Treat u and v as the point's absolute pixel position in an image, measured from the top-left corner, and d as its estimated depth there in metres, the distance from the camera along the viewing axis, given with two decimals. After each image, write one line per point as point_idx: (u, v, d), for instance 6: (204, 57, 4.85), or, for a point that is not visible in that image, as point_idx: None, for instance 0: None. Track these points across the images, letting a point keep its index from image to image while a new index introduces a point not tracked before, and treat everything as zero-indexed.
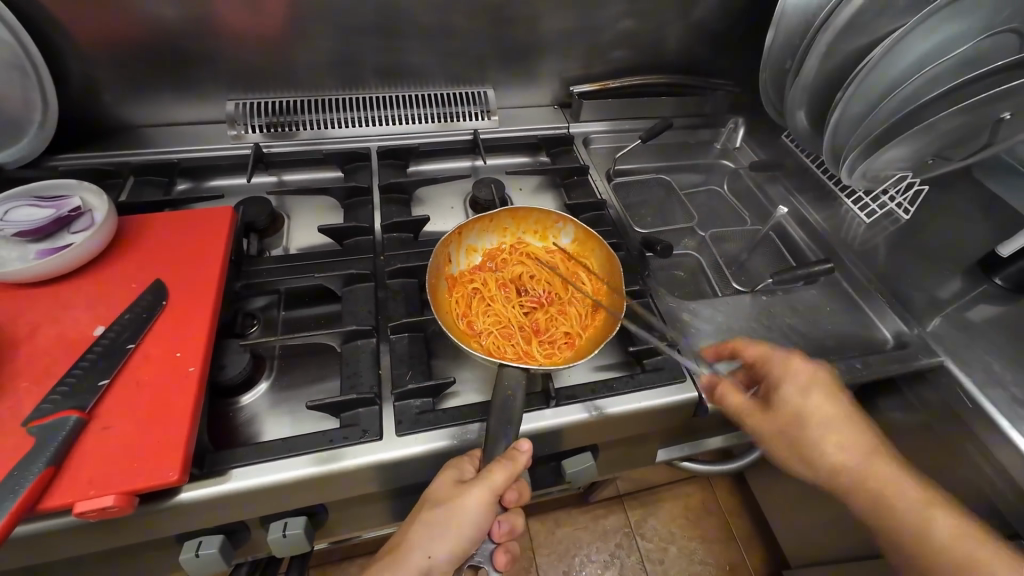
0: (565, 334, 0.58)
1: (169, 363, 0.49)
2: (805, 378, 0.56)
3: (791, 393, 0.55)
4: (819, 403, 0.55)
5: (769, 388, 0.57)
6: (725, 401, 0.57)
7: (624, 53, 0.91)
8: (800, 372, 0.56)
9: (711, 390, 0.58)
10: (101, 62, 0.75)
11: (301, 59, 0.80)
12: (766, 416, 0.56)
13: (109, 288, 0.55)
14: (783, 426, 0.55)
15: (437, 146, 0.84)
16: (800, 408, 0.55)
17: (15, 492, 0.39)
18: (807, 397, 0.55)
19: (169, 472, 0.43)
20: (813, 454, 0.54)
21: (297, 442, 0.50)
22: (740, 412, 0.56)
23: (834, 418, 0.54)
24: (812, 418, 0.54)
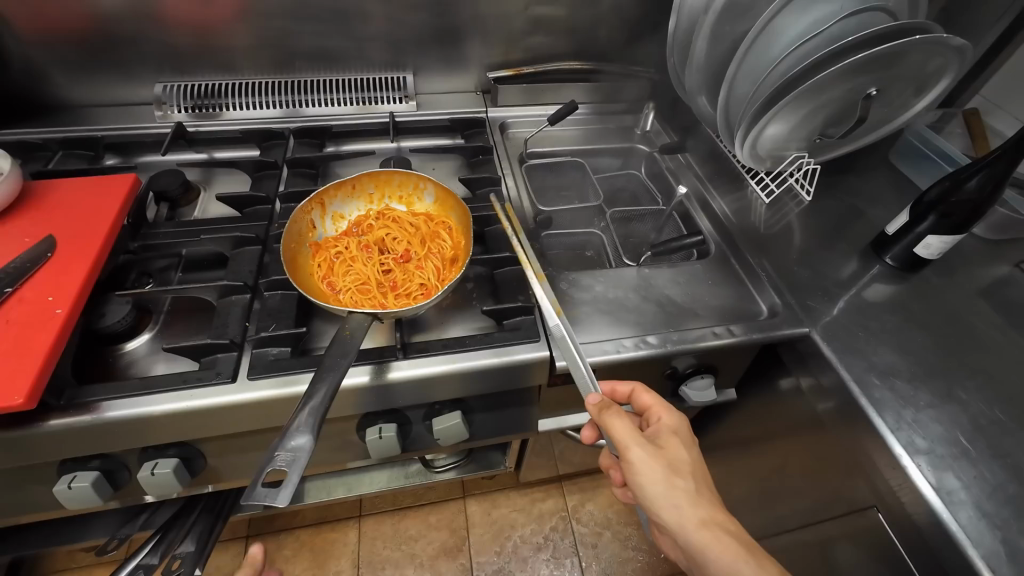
0: (420, 285, 0.65)
1: (40, 306, 0.54)
2: (686, 433, 0.59)
3: (677, 439, 0.57)
4: (695, 456, 0.57)
5: (660, 429, 0.59)
6: (614, 428, 0.54)
7: (540, 40, 0.95)
8: (684, 426, 0.60)
9: (599, 416, 0.55)
10: (36, 45, 0.81)
11: (223, 43, 0.86)
12: (655, 453, 0.55)
13: (4, 240, 0.60)
14: (668, 467, 0.54)
15: (352, 127, 0.88)
16: (683, 456, 0.56)
17: None
18: (686, 447, 0.57)
19: (16, 397, 0.47)
20: (687, 499, 0.53)
21: (155, 381, 0.55)
22: (630, 443, 0.54)
23: (703, 471, 0.56)
24: (693, 468, 0.55)
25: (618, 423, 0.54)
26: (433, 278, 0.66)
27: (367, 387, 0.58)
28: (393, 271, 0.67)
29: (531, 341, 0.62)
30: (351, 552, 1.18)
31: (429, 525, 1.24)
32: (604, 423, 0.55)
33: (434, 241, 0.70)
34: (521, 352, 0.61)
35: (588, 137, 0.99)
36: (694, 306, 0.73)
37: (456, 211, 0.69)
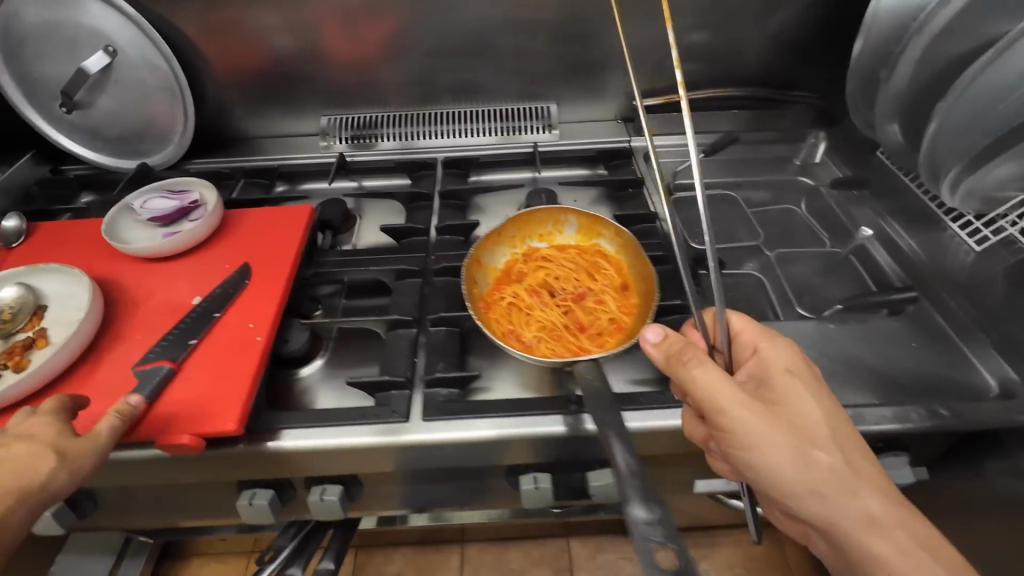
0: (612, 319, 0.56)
1: (244, 332, 0.58)
2: (799, 368, 0.51)
3: (794, 381, 0.49)
4: (826, 405, 0.49)
5: (765, 369, 0.51)
6: (690, 378, 0.46)
7: (691, 65, 0.89)
8: (799, 359, 0.51)
9: (677, 371, 0.47)
10: (229, 84, 0.90)
11: (383, 79, 0.90)
12: (768, 410, 0.47)
13: (209, 266, 0.66)
14: (793, 426, 0.47)
15: (497, 158, 0.89)
16: (808, 408, 0.48)
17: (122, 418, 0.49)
18: (808, 397, 0.49)
19: (230, 422, 0.50)
20: (830, 472, 0.45)
21: (336, 414, 0.56)
22: (718, 393, 0.45)
23: (839, 431, 0.47)
24: (826, 422, 0.47)
25: (706, 378, 0.45)
26: (618, 305, 0.58)
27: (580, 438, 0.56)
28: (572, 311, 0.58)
29: None
30: None
31: (532, 561, 1.20)
32: (687, 381, 0.46)
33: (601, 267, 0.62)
34: None
35: (738, 169, 0.93)
36: (892, 372, 0.62)
37: (607, 225, 0.62)
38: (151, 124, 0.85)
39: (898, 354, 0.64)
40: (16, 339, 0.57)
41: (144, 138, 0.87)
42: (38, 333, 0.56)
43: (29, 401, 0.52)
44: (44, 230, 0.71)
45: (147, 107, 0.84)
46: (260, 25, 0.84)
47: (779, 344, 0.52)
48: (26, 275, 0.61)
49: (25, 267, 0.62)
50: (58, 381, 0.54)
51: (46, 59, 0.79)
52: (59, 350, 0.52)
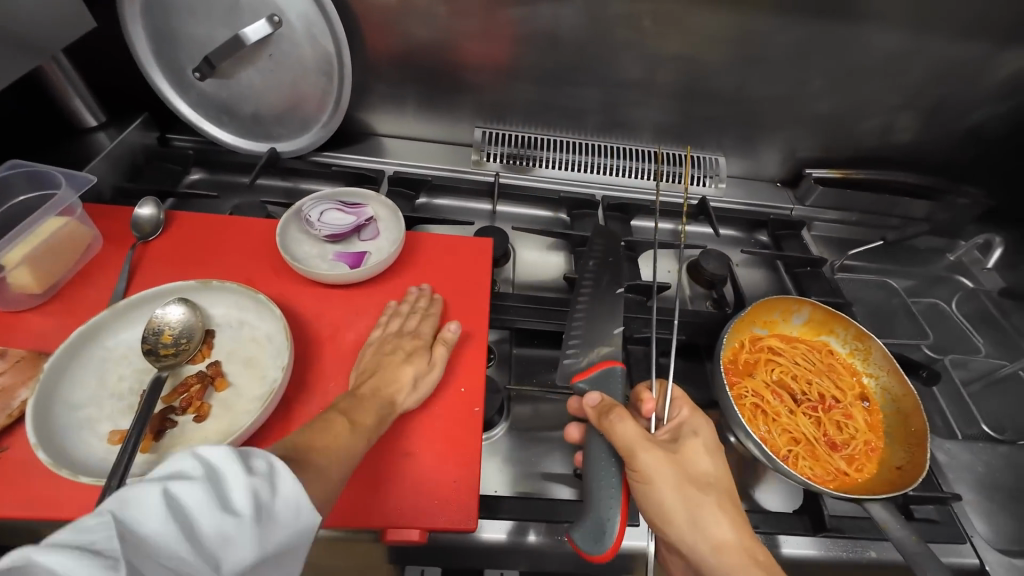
0: (862, 435, 0.52)
1: (457, 398, 0.50)
2: (712, 438, 0.47)
3: (696, 441, 0.46)
4: (718, 466, 0.45)
5: (680, 428, 0.48)
6: (616, 433, 0.44)
7: (875, 143, 0.86)
8: (714, 431, 0.48)
9: (603, 415, 0.46)
10: (382, 76, 0.81)
11: (552, 100, 0.83)
12: (668, 458, 0.44)
13: (395, 302, 0.57)
14: (680, 478, 0.43)
15: (664, 207, 0.83)
16: (703, 462, 0.45)
17: (355, 504, 0.42)
18: (706, 457, 0.45)
19: (468, 520, 0.43)
20: (716, 543, 0.41)
21: (562, 508, 0.51)
22: (638, 447, 0.43)
23: (720, 485, 0.44)
24: (709, 480, 0.44)
25: (622, 427, 0.44)
26: (863, 419, 0.54)
27: (821, 565, 0.51)
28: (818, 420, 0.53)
29: (954, 544, 0.52)
30: None
31: None
32: (604, 428, 0.45)
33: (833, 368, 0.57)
34: (944, 556, 0.51)
35: (895, 254, 0.90)
36: None
37: (844, 324, 0.58)
38: (295, 108, 0.75)
39: None
40: (187, 374, 0.47)
41: (281, 121, 0.77)
42: (218, 371, 0.46)
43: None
44: (186, 223, 0.60)
45: (294, 90, 0.74)
46: (442, 19, 0.74)
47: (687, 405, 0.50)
48: (192, 289, 0.51)
49: (190, 281, 0.51)
50: (250, 438, 0.44)
51: (195, 15, 0.67)
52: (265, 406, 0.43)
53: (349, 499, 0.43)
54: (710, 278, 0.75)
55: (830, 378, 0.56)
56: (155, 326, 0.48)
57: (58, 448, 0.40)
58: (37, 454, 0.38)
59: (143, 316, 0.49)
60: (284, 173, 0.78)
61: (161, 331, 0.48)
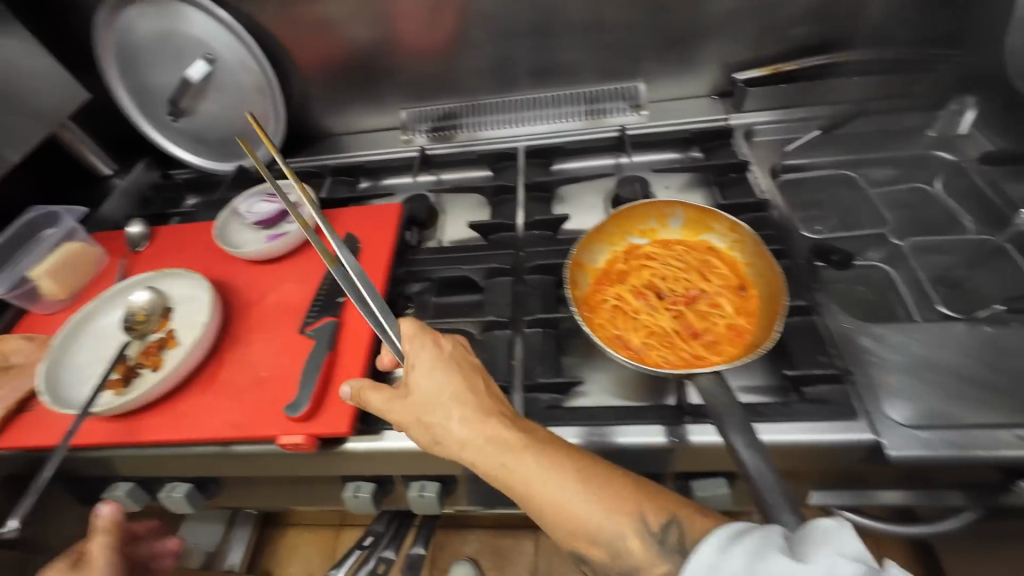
0: (729, 324, 0.52)
1: (349, 333, 0.59)
2: (431, 354, 0.48)
3: (417, 373, 0.48)
4: (442, 382, 0.47)
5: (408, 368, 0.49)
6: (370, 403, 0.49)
7: (806, 27, 0.79)
8: (430, 351, 0.49)
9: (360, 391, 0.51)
10: (317, 83, 0.93)
11: (463, 67, 0.89)
12: (401, 405, 0.48)
13: (310, 267, 0.68)
14: (422, 420, 0.47)
15: (583, 143, 0.85)
16: (429, 388, 0.47)
17: (258, 421, 0.53)
18: (428, 377, 0.47)
19: (342, 425, 0.52)
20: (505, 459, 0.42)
21: None
22: (379, 406, 0.49)
23: (448, 395, 0.46)
24: (441, 403, 0.46)
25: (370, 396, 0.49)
26: (734, 307, 0.53)
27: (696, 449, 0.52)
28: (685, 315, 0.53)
29: (845, 419, 0.50)
30: (530, 563, 1.20)
31: None
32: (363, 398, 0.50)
33: (710, 267, 0.57)
34: (832, 431, 0.49)
35: (859, 142, 0.81)
36: None
37: (719, 219, 0.57)
38: (248, 126, 0.90)
39: None
40: (150, 339, 0.61)
41: (241, 140, 0.92)
42: (171, 334, 0.60)
43: (169, 396, 0.57)
44: (164, 233, 0.77)
45: (243, 112, 0.88)
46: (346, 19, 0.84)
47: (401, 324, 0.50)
48: (153, 278, 0.66)
49: (150, 272, 0.67)
50: (191, 377, 0.58)
51: (157, 68, 0.84)
52: (189, 351, 0.56)
53: (254, 418, 0.54)
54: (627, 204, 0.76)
55: (703, 274, 0.56)
56: (130, 309, 0.64)
57: (61, 395, 0.56)
58: (42, 398, 0.55)
59: (122, 302, 0.65)
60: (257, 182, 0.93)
61: (136, 312, 0.63)
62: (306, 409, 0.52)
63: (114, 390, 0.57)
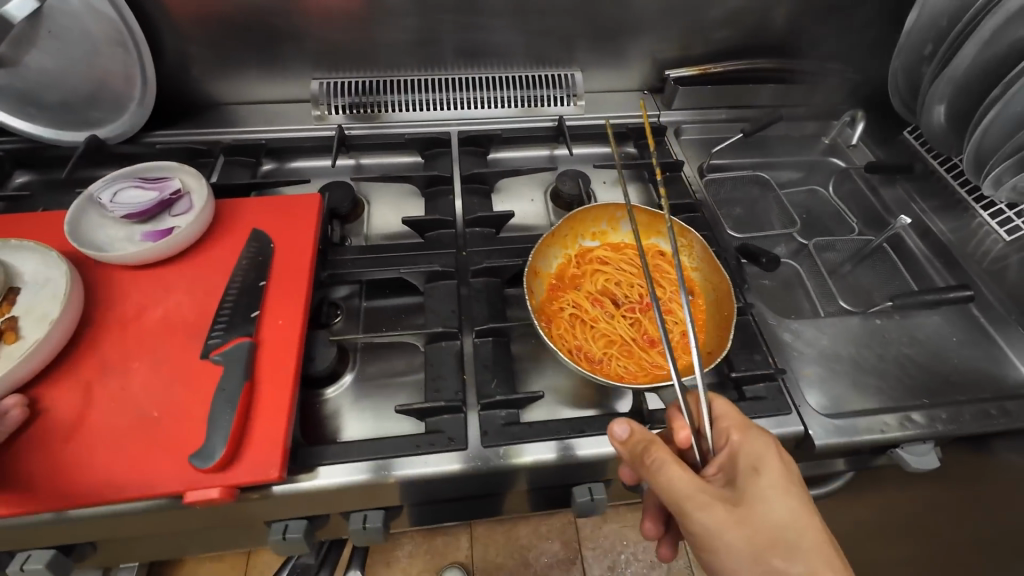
0: (683, 331, 0.53)
1: (271, 355, 0.50)
2: (774, 463, 0.44)
3: (763, 483, 0.42)
4: (797, 508, 0.41)
5: (735, 463, 0.45)
6: (657, 479, 0.43)
7: (730, 31, 0.82)
8: (773, 455, 0.44)
9: (640, 462, 0.44)
10: (194, 39, 0.75)
11: (384, 37, 0.77)
12: (731, 514, 0.41)
13: (206, 272, 0.56)
14: (750, 538, 0.40)
15: (520, 132, 0.80)
16: (777, 511, 0.41)
17: (150, 476, 0.43)
18: (778, 499, 0.42)
19: (271, 469, 0.43)
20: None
21: (386, 446, 0.50)
22: (694, 506, 0.42)
23: (807, 539, 0.40)
24: (789, 532, 0.40)
25: (669, 472, 0.43)
26: (686, 313, 0.55)
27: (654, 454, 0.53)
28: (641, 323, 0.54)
29: (778, 415, 0.54)
30: (465, 554, 1.20)
31: (541, 535, 1.24)
32: (647, 470, 0.44)
33: (661, 271, 0.58)
34: (770, 428, 0.53)
35: (767, 145, 0.88)
36: (944, 369, 0.63)
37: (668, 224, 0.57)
38: (102, 87, 0.71)
39: (943, 347, 0.65)
40: None
41: (94, 105, 0.73)
42: (9, 325, 0.48)
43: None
44: None
45: (96, 70, 0.70)
46: None
47: (717, 402, 0.48)
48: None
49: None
50: (33, 382, 0.47)
51: None
52: (30, 352, 0.45)
53: (144, 472, 0.43)
54: (570, 200, 0.74)
55: (655, 280, 0.57)
56: None
57: None
58: None
59: None
60: (116, 159, 0.74)
61: None
62: (219, 458, 0.42)
63: None
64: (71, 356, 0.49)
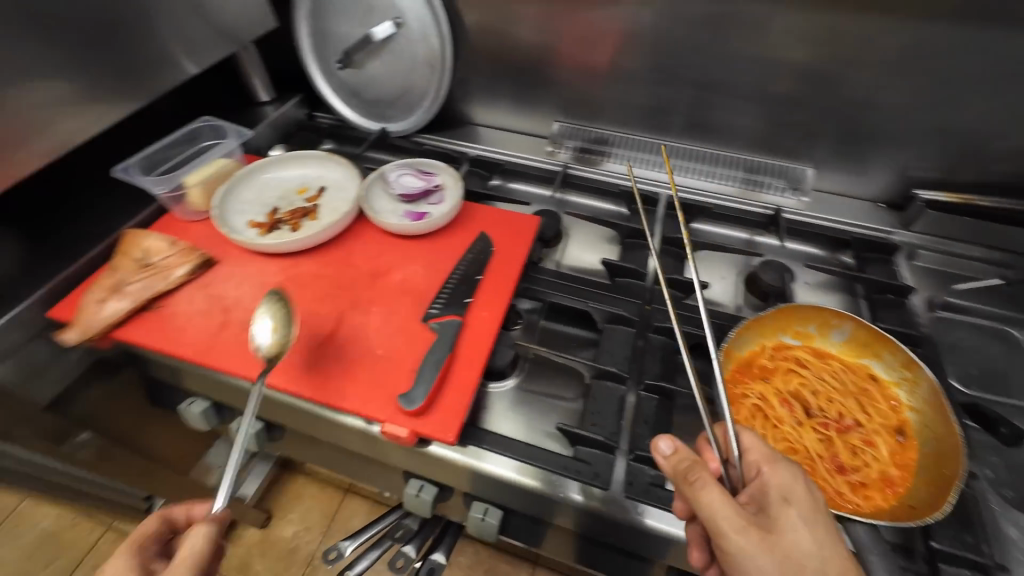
0: (882, 470, 0.48)
1: (472, 340, 0.58)
2: (805, 493, 0.40)
3: (796, 514, 0.39)
4: (825, 540, 0.38)
5: (767, 493, 0.40)
6: (700, 502, 0.39)
7: (1012, 166, 0.73)
8: (806, 487, 0.40)
9: (680, 480, 0.40)
10: (478, 72, 0.92)
11: (630, 99, 0.86)
12: (765, 541, 0.38)
13: (438, 255, 0.67)
14: (784, 569, 0.37)
15: (730, 211, 0.81)
16: (806, 541, 0.38)
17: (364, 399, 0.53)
18: (810, 531, 0.38)
19: (449, 433, 0.50)
20: None
21: (536, 454, 0.54)
22: (731, 531, 0.38)
23: (840, 573, 0.37)
24: (821, 566, 0.37)
25: (708, 494, 0.38)
26: (889, 453, 0.50)
27: None
28: (830, 441, 0.50)
29: None
30: None
31: None
32: (686, 489, 0.40)
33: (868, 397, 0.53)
34: None
35: None
36: None
37: (892, 349, 0.53)
38: (404, 94, 0.91)
39: None
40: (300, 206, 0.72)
41: (393, 105, 0.94)
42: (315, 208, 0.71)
43: (289, 257, 0.67)
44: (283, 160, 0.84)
45: (404, 80, 0.90)
46: (538, 19, 0.82)
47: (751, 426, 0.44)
48: (322, 159, 0.78)
49: (321, 153, 0.78)
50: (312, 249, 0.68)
51: (343, 18, 0.86)
52: (322, 230, 0.66)
53: (361, 394, 0.53)
54: (765, 289, 0.71)
55: (858, 403, 0.53)
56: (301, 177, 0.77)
57: (224, 217, 0.69)
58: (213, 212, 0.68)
59: (295, 167, 0.78)
60: (390, 148, 0.94)
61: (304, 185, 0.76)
62: (419, 406, 0.50)
63: (260, 231, 0.69)
64: (335, 285, 0.64)
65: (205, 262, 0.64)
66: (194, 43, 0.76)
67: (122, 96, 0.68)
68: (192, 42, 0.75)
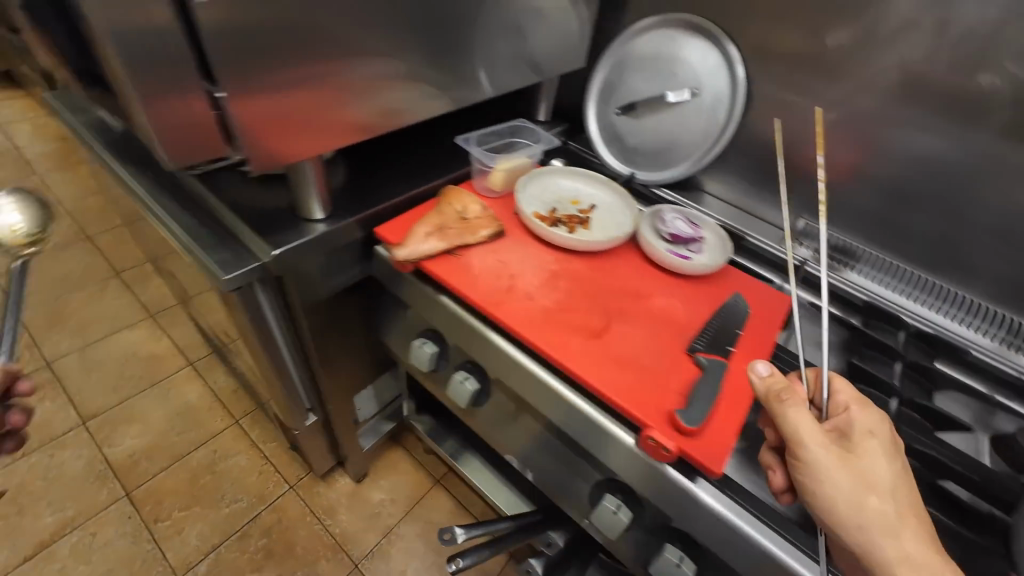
0: None
1: (736, 388, 0.59)
2: (886, 434, 0.50)
3: (872, 444, 0.49)
4: (897, 471, 0.47)
5: (851, 425, 0.51)
6: (784, 414, 0.50)
7: None
8: (887, 431, 0.50)
9: (770, 400, 0.51)
10: (740, 152, 0.98)
11: (895, 221, 0.85)
12: (843, 457, 0.47)
13: (697, 298, 0.71)
14: (851, 474, 0.47)
15: (987, 364, 0.76)
16: (881, 466, 0.47)
17: (636, 400, 0.56)
18: (883, 458, 0.48)
19: (717, 465, 0.52)
20: (879, 519, 0.45)
21: (779, 521, 0.52)
22: (807, 436, 0.48)
23: (895, 488, 0.47)
24: (888, 484, 0.46)
25: (797, 413, 0.49)
26: None
27: None
28: None
29: None
30: None
31: None
32: (773, 407, 0.51)
33: None
34: None
35: None
36: None
37: None
38: (665, 152, 0.98)
39: None
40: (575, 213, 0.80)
41: (646, 157, 1.00)
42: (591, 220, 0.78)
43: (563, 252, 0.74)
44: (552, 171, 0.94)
45: (671, 140, 0.96)
46: (831, 127, 0.85)
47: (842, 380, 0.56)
48: (598, 181, 0.87)
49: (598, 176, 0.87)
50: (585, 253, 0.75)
51: (642, 75, 0.96)
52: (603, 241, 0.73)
53: (632, 395, 0.56)
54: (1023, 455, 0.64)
55: None
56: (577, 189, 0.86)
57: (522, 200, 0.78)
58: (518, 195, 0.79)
59: (573, 179, 0.87)
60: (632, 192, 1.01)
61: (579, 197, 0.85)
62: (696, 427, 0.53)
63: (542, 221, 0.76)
64: (604, 290, 0.69)
65: (501, 232, 0.73)
66: (493, 63, 0.79)
67: (437, 93, 0.73)
68: (495, 62, 0.79)
